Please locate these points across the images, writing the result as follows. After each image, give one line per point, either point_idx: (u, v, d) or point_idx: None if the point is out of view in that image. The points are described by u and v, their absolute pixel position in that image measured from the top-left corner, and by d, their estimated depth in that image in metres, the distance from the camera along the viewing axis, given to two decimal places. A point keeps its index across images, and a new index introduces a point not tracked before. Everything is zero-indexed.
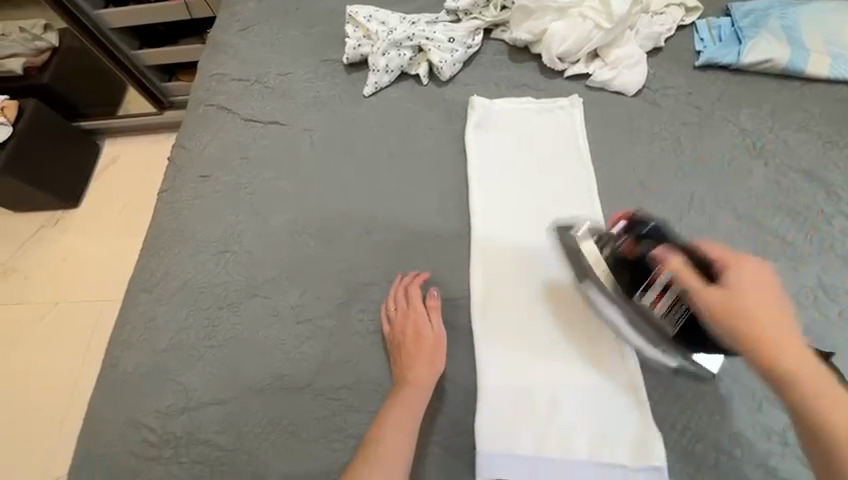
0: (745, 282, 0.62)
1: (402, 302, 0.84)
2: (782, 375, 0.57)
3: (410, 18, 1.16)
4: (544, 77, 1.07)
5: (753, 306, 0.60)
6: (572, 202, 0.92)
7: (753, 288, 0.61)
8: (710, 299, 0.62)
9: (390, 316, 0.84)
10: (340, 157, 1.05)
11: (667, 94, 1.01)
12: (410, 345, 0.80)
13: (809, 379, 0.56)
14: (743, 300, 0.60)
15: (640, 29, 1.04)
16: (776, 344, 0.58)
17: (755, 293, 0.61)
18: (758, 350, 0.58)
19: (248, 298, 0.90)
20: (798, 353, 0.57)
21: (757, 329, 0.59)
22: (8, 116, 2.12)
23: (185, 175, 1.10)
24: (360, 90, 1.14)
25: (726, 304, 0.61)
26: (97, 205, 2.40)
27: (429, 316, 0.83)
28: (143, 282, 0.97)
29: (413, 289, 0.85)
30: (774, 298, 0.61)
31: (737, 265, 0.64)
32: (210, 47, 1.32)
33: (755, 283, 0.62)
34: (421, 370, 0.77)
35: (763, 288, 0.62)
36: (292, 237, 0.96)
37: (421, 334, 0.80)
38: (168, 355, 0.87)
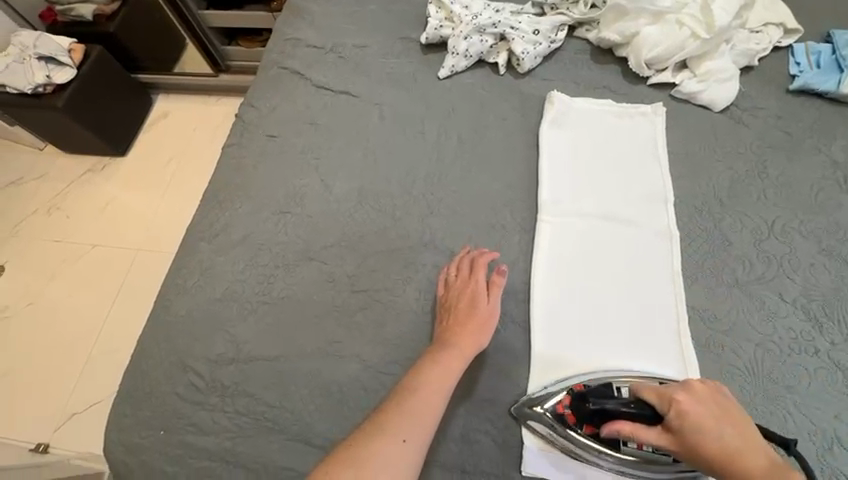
0: (691, 406, 0.62)
1: (465, 268, 0.83)
2: (759, 476, 0.56)
3: (495, 5, 1.14)
4: (626, 81, 1.04)
5: (711, 447, 0.59)
6: (644, 207, 0.89)
7: (699, 414, 0.61)
8: (665, 443, 0.62)
9: (448, 281, 0.82)
10: (409, 135, 1.05)
11: (756, 115, 0.97)
12: (463, 310, 0.78)
13: (759, 469, 0.56)
14: (699, 440, 0.59)
15: (735, 45, 1.00)
16: (757, 472, 0.56)
17: (710, 420, 0.60)
18: None
19: (305, 262, 0.90)
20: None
21: (731, 468, 0.57)
22: (74, 60, 2.19)
23: (253, 133, 1.11)
24: (434, 71, 1.13)
25: (681, 442, 0.61)
26: (145, 156, 2.46)
27: (487, 287, 0.80)
28: (203, 232, 0.98)
29: (474, 256, 0.84)
30: (723, 420, 0.60)
31: (687, 399, 0.62)
32: (287, 12, 1.33)
33: (709, 407, 0.62)
34: (468, 334, 0.76)
35: (716, 422, 0.60)
36: (354, 208, 0.96)
37: (476, 304, 0.78)
38: (221, 305, 0.88)
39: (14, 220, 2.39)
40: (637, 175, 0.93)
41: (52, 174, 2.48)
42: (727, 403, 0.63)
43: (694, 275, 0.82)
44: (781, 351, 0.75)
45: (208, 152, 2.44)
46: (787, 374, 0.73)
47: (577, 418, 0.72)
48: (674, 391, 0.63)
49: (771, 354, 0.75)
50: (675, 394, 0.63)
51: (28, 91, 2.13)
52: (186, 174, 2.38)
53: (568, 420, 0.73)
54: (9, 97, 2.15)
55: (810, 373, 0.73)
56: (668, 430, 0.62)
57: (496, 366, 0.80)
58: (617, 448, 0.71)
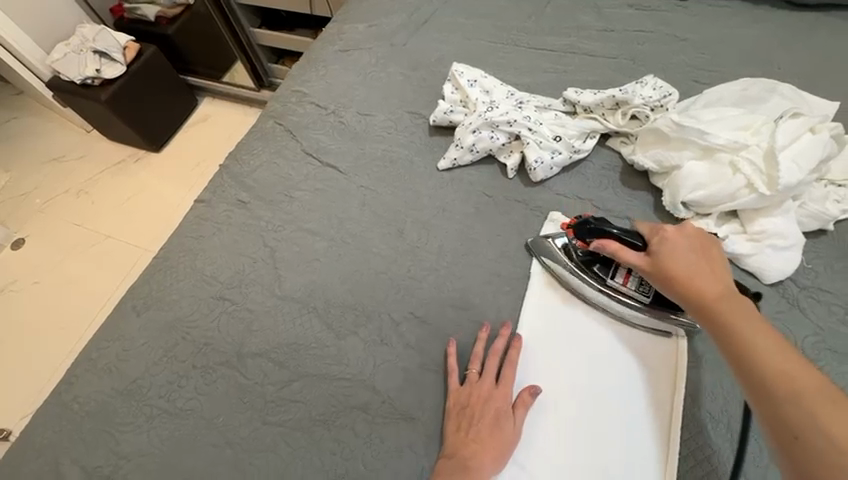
0: (672, 237, 0.66)
1: (492, 369, 0.72)
2: (703, 292, 0.60)
3: (519, 95, 0.99)
4: (656, 218, 0.85)
5: (678, 266, 0.64)
6: (645, 389, 0.69)
7: (675, 240, 0.66)
8: (643, 264, 0.67)
9: (468, 382, 0.72)
10: (387, 232, 0.91)
11: (819, 298, 0.75)
12: (484, 428, 0.67)
13: (706, 294, 0.60)
14: (668, 264, 0.64)
15: (805, 202, 0.78)
16: (707, 293, 0.60)
17: (684, 254, 0.65)
18: (697, 302, 0.61)
19: (225, 368, 0.78)
20: (725, 302, 0.59)
21: (690, 292, 0.61)
22: (127, 57, 2.24)
23: (225, 193, 1.01)
24: (435, 158, 0.99)
25: (650, 263, 0.66)
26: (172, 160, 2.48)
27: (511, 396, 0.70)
28: (137, 300, 0.88)
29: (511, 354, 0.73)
30: (698, 259, 0.64)
31: (672, 232, 0.67)
32: (304, 61, 1.25)
33: (689, 241, 0.66)
34: (484, 460, 0.65)
35: (687, 255, 0.65)
36: (298, 311, 0.83)
37: (499, 426, 0.67)
38: (122, 401, 0.78)
39: (43, 197, 2.47)
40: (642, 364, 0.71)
41: (89, 158, 2.56)
42: (701, 249, 0.65)
43: None
44: None
45: None
46: None
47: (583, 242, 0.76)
48: (665, 227, 0.68)
49: None
50: (665, 227, 0.68)
51: (78, 80, 2.19)
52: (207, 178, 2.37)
53: (577, 243, 0.77)
54: (62, 83, 2.23)
55: None
56: (649, 254, 0.68)
57: None
58: (603, 279, 0.75)
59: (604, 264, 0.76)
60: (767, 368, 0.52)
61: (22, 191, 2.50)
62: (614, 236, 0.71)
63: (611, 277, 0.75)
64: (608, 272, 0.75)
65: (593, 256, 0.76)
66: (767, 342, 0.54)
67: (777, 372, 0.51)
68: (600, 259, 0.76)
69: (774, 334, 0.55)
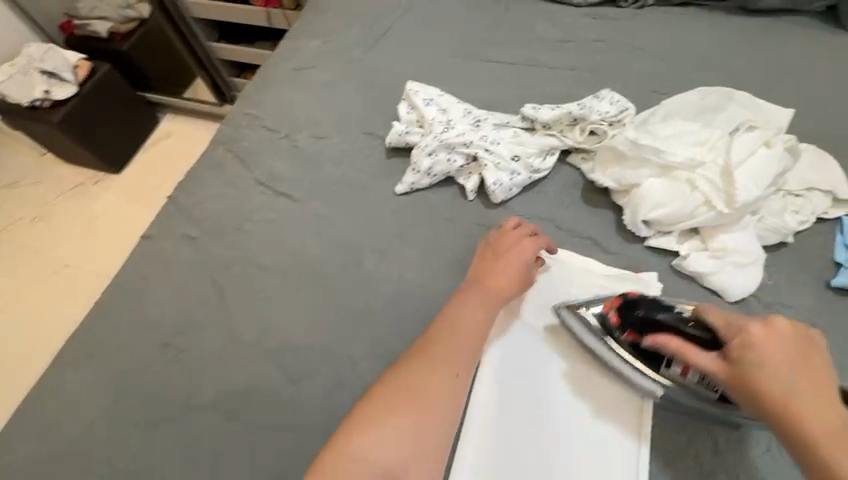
0: (761, 338, 0.58)
1: (500, 272, 0.77)
2: (827, 421, 0.53)
3: (476, 113, 0.96)
4: (618, 237, 0.83)
5: (767, 379, 0.56)
6: (613, 439, 0.68)
7: (767, 345, 0.57)
8: (718, 372, 0.59)
9: (480, 267, 0.79)
10: (343, 263, 0.87)
11: (781, 314, 0.74)
12: (463, 321, 0.73)
13: (808, 415, 0.53)
14: (757, 376, 0.56)
15: (764, 216, 0.77)
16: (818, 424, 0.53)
17: (779, 360, 0.57)
18: (778, 421, 0.54)
19: (172, 425, 0.73)
20: (847, 438, 0.52)
21: (773, 408, 0.55)
22: (78, 77, 2.14)
23: (173, 228, 0.95)
24: (392, 182, 0.95)
25: (733, 371, 0.58)
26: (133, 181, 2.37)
27: (473, 345, 0.72)
28: (76, 352, 0.82)
29: (485, 301, 0.75)
30: (782, 363, 0.56)
31: (761, 333, 0.58)
32: (256, 81, 1.20)
33: (785, 345, 0.57)
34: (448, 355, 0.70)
35: (762, 358, 0.57)
36: (250, 355, 0.78)
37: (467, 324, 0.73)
38: (61, 466, 0.72)
39: None
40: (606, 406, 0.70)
41: (44, 183, 2.44)
42: (804, 356, 0.57)
43: None
44: None
45: None
46: None
47: (630, 336, 0.68)
48: (752, 325, 0.59)
49: None
50: (750, 324, 0.59)
51: (25, 103, 2.08)
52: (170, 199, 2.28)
53: (618, 336, 0.69)
54: (9, 107, 2.12)
55: None
56: (724, 358, 0.59)
57: None
58: (658, 369, 0.67)
59: (653, 358, 0.67)
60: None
61: None
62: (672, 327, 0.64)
63: (667, 367, 0.66)
64: (667, 365, 0.66)
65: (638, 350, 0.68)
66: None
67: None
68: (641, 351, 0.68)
69: None
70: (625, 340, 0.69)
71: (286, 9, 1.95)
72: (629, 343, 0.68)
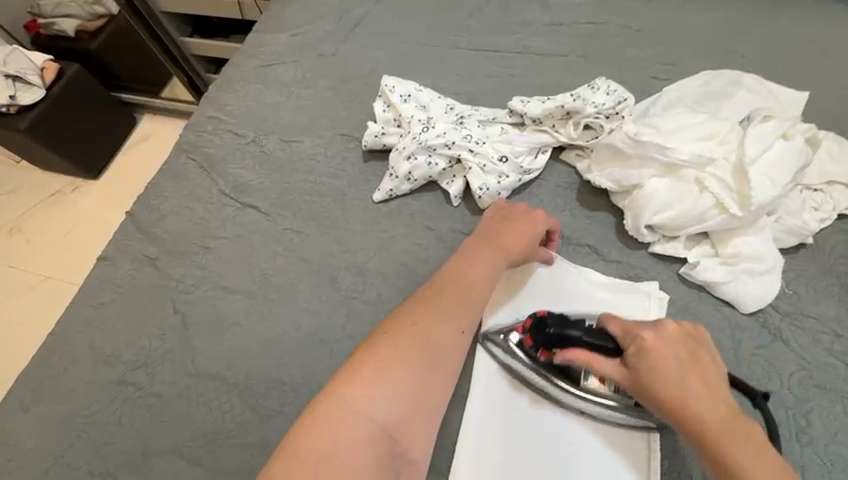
0: (653, 346, 0.57)
1: (507, 229, 0.71)
2: (720, 419, 0.52)
3: (459, 109, 0.87)
4: (618, 244, 0.75)
5: (665, 382, 0.55)
6: (623, 468, 0.60)
7: (659, 347, 0.57)
8: (623, 378, 0.58)
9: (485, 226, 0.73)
10: (317, 282, 0.79)
11: (803, 326, 0.66)
12: (463, 281, 0.67)
13: (706, 416, 0.53)
14: (655, 379, 0.56)
15: (781, 217, 0.69)
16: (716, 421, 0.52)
17: (670, 363, 0.56)
18: (683, 423, 0.54)
19: (130, 474, 0.66)
20: (742, 432, 0.52)
21: (676, 410, 0.54)
22: (45, 79, 2.03)
23: (132, 248, 0.87)
24: (370, 189, 0.87)
25: (636, 382, 0.57)
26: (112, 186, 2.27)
27: (481, 298, 0.66)
28: (27, 393, 0.75)
29: (495, 255, 0.69)
30: (674, 364, 0.56)
31: (651, 337, 0.57)
32: (221, 80, 1.10)
33: (673, 347, 0.57)
34: (451, 316, 0.64)
35: (659, 360, 0.56)
36: (216, 391, 0.70)
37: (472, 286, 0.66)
38: None
39: None
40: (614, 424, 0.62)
41: (19, 192, 2.34)
42: (694, 357, 0.57)
43: None
44: None
45: None
46: None
47: (545, 353, 0.63)
48: (641, 330, 0.58)
49: None
50: (640, 332, 0.58)
51: None
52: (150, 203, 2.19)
53: (534, 356, 0.65)
54: None
55: None
56: (626, 365, 0.58)
57: None
58: (577, 382, 0.63)
59: (569, 373, 0.63)
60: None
61: None
62: (585, 341, 0.60)
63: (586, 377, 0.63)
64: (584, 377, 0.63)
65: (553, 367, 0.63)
66: (748, 453, 0.50)
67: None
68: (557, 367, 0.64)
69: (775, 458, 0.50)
70: (541, 358, 0.64)
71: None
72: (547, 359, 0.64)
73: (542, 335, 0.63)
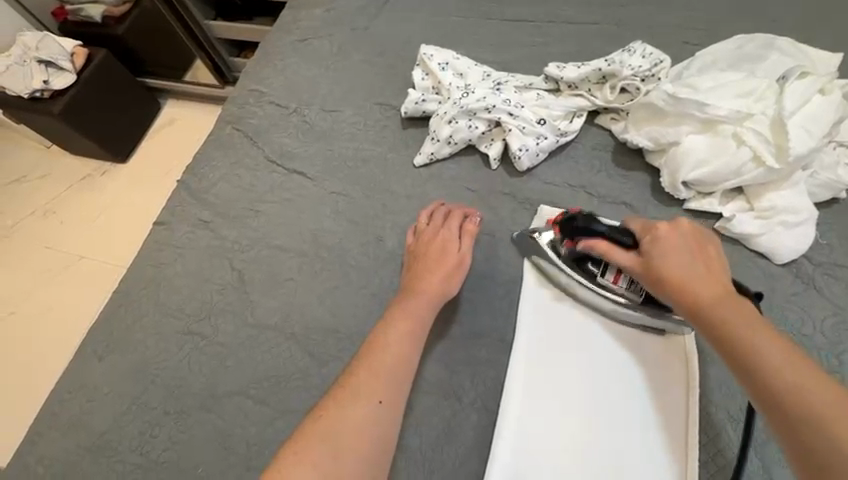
0: (667, 234, 0.61)
1: (437, 257, 0.74)
2: (714, 293, 0.56)
3: (496, 76, 0.90)
4: (654, 200, 0.78)
5: (673, 267, 0.59)
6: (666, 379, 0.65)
7: (671, 238, 0.61)
8: (634, 265, 0.62)
9: (419, 254, 0.75)
10: (364, 241, 0.83)
11: (835, 275, 0.69)
12: (404, 318, 0.69)
13: (703, 291, 0.56)
14: (662, 264, 0.59)
15: (817, 171, 0.71)
16: (711, 296, 0.56)
17: (680, 250, 0.60)
18: (687, 304, 0.57)
19: (201, 413, 0.71)
20: (730, 303, 0.55)
21: (682, 290, 0.57)
22: (76, 64, 2.09)
23: (186, 213, 0.92)
24: (410, 154, 0.90)
25: (648, 265, 0.61)
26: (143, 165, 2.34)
27: (399, 362, 0.65)
28: (99, 343, 0.81)
29: (410, 326, 0.68)
30: (687, 251, 0.60)
31: (666, 228, 0.62)
32: (260, 55, 1.14)
33: (684, 239, 0.61)
34: (377, 363, 0.65)
35: (671, 245, 0.61)
36: (275, 339, 0.76)
37: (410, 321, 0.69)
38: (88, 458, 0.70)
39: (9, 220, 2.34)
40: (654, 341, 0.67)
41: (52, 175, 2.42)
42: (700, 247, 0.60)
43: None
44: None
45: None
46: None
47: (570, 244, 0.69)
48: (658, 225, 0.63)
49: None
50: (658, 224, 0.63)
51: (25, 94, 2.04)
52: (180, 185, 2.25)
53: (561, 243, 0.71)
54: (9, 98, 2.07)
55: None
56: (640, 253, 0.62)
57: None
58: (593, 277, 0.68)
59: (585, 268, 0.69)
60: (767, 360, 0.50)
61: None
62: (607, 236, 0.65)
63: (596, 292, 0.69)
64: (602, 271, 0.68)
65: (576, 259, 0.69)
66: (739, 318, 0.54)
67: (759, 358, 0.51)
68: (578, 265, 0.70)
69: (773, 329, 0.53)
70: (565, 254, 0.70)
71: None
72: (567, 258, 0.70)
73: (569, 237, 0.69)
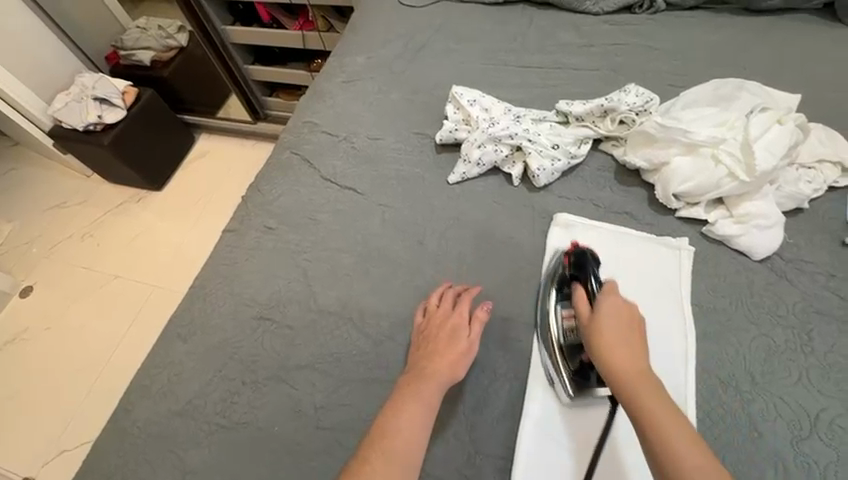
0: (605, 324, 0.71)
1: (444, 339, 0.80)
2: (619, 335, 0.70)
3: (516, 111, 1.09)
4: (650, 210, 0.94)
5: (606, 335, 0.70)
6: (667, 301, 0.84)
7: (608, 328, 0.71)
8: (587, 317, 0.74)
9: (429, 339, 0.81)
10: (408, 244, 0.99)
11: (802, 268, 0.84)
12: (406, 416, 0.70)
13: (619, 367, 0.67)
14: (603, 331, 0.71)
15: (781, 185, 0.88)
16: (629, 379, 0.66)
17: (616, 328, 0.71)
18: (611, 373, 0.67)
19: (275, 382, 0.84)
20: (635, 377, 0.66)
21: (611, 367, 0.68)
22: (126, 102, 2.29)
23: (253, 222, 1.08)
24: (445, 174, 1.08)
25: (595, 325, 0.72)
26: (183, 185, 2.56)
27: (410, 446, 0.68)
28: (182, 329, 0.94)
29: (419, 406, 0.72)
30: (622, 328, 0.71)
31: (605, 313, 0.72)
32: (311, 94, 1.35)
33: (615, 331, 0.71)
34: (381, 464, 0.65)
35: (611, 338, 0.70)
36: (335, 323, 0.90)
37: (409, 423, 0.70)
38: (180, 421, 0.83)
39: (51, 242, 2.50)
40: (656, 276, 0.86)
41: (92, 201, 2.61)
42: (636, 318, 0.73)
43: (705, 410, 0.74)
44: None
45: (238, 188, 2.49)
46: None
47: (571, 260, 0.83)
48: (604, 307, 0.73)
49: None
50: (609, 305, 0.73)
51: (80, 127, 2.25)
52: (216, 210, 2.44)
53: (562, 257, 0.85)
54: (64, 131, 2.28)
55: None
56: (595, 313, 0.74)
57: None
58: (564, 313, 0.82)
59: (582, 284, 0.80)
60: (659, 428, 0.60)
61: (29, 239, 2.53)
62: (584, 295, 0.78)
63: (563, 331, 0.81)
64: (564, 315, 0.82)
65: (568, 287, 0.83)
66: (654, 403, 0.63)
67: (654, 425, 0.60)
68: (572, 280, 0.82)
69: (679, 420, 0.61)
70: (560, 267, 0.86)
71: (321, 32, 2.08)
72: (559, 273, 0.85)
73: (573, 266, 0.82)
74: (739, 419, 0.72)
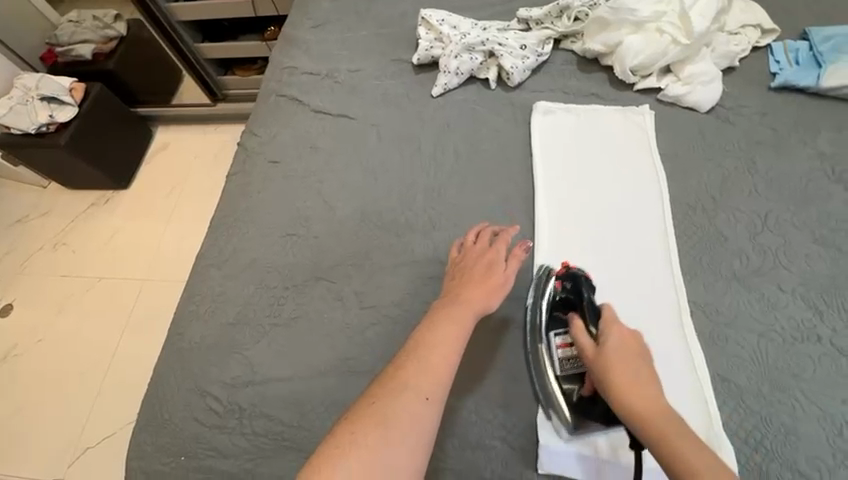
0: (613, 354, 0.69)
1: (481, 267, 0.82)
2: (625, 357, 0.69)
3: (482, 24, 1.19)
4: (613, 88, 1.08)
5: (618, 374, 0.67)
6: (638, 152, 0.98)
7: (615, 357, 0.69)
8: (590, 353, 0.71)
9: (465, 267, 0.84)
10: (407, 152, 1.08)
11: (741, 113, 1.00)
12: (440, 333, 0.74)
13: (633, 405, 0.65)
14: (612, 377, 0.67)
15: (715, 48, 1.03)
16: (642, 407, 0.64)
17: (625, 367, 0.68)
18: (631, 409, 0.65)
19: (313, 281, 0.93)
20: (646, 394, 0.65)
21: (620, 396, 0.66)
22: (75, 99, 2.21)
23: (257, 160, 1.14)
24: (428, 90, 1.17)
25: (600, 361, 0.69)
26: (151, 177, 2.49)
27: (445, 347, 0.73)
28: (213, 259, 1.01)
29: (454, 326, 0.75)
30: (632, 363, 0.69)
31: (611, 344, 0.70)
32: (282, 43, 1.39)
33: (620, 353, 0.70)
34: (414, 371, 0.70)
35: (617, 374, 0.67)
36: (356, 226, 0.99)
37: (436, 344, 0.73)
38: (235, 329, 0.91)
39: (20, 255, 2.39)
40: (626, 136, 1.01)
41: (56, 208, 2.50)
42: (640, 346, 0.72)
43: (681, 228, 0.89)
44: (782, 339, 0.77)
45: (210, 171, 2.46)
46: (791, 364, 0.75)
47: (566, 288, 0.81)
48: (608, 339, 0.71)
49: (773, 343, 0.77)
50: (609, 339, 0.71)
51: (31, 130, 2.16)
52: (191, 196, 2.40)
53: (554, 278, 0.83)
54: (14, 138, 2.19)
55: (814, 361, 0.75)
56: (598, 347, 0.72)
57: (502, 374, 0.83)
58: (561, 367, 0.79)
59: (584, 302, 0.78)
60: (674, 446, 0.61)
61: None
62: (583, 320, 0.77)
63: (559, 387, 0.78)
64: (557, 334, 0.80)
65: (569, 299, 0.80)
66: (663, 420, 0.63)
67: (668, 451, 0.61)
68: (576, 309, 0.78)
69: (692, 434, 0.62)
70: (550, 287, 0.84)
71: None
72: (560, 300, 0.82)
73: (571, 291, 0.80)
74: (708, 230, 0.88)
